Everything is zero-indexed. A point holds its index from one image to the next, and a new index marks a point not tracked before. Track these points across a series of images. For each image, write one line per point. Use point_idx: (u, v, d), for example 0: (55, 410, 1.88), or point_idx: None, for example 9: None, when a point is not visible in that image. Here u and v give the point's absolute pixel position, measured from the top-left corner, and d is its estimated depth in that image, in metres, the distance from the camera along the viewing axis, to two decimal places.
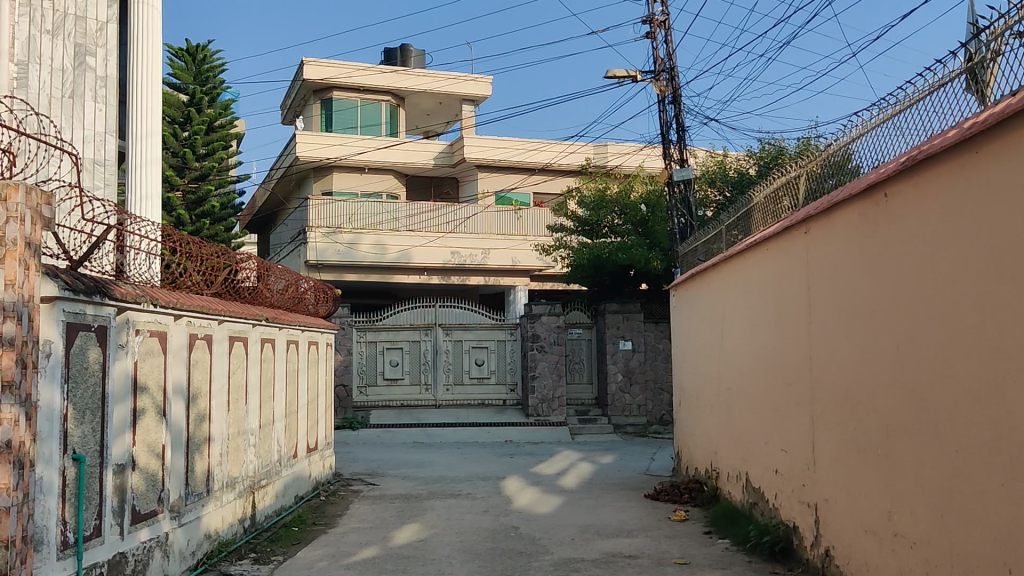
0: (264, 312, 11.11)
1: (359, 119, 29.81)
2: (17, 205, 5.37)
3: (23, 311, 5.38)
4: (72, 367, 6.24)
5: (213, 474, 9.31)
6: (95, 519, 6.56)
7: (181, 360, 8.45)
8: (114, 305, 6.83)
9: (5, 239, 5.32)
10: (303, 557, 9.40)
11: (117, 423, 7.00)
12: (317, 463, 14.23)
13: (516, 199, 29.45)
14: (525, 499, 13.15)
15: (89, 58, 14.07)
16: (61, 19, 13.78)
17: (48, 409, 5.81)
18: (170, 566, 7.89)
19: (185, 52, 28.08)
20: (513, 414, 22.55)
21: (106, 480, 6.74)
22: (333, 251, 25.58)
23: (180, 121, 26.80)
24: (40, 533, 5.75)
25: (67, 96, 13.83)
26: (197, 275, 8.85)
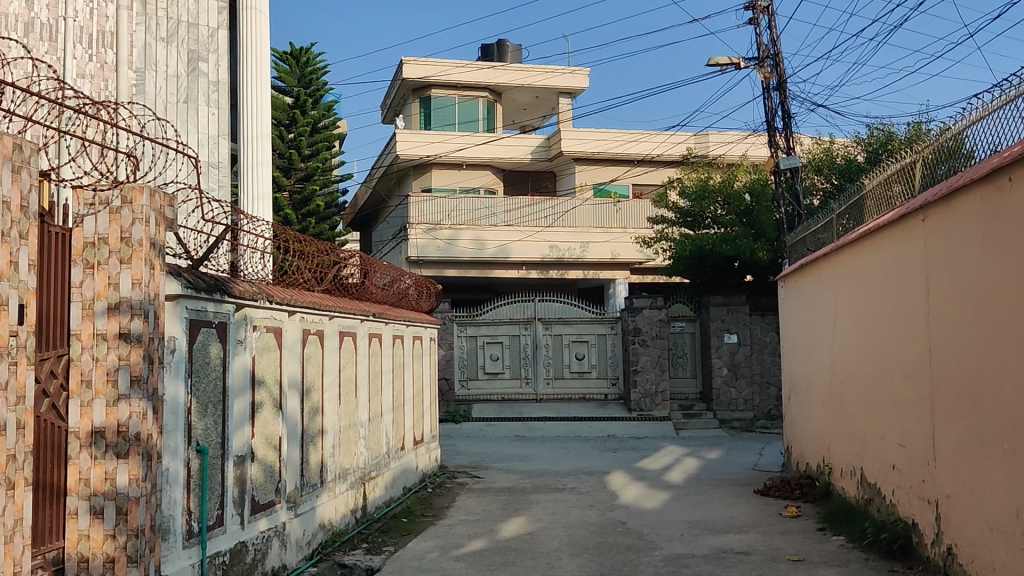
0: (371, 308, 11.31)
1: (457, 115, 30.10)
2: (142, 207, 5.60)
3: (150, 309, 5.60)
4: (195, 362, 6.47)
5: (327, 466, 9.55)
6: (218, 508, 6.80)
7: (295, 354, 8.68)
8: (233, 301, 7.06)
9: (131, 241, 5.56)
10: (414, 548, 9.54)
11: (237, 415, 7.25)
12: (423, 455, 14.43)
13: (615, 190, 29.26)
14: (631, 494, 13.07)
15: (202, 64, 14.51)
16: (175, 26, 14.26)
17: (174, 403, 6.05)
18: (288, 556, 8.13)
19: (289, 55, 28.70)
20: (616, 408, 22.43)
21: (228, 472, 6.98)
22: (433, 247, 25.91)
23: (286, 123, 27.60)
24: (167, 521, 5.98)
25: (182, 101, 14.31)
26: (308, 272, 9.05)
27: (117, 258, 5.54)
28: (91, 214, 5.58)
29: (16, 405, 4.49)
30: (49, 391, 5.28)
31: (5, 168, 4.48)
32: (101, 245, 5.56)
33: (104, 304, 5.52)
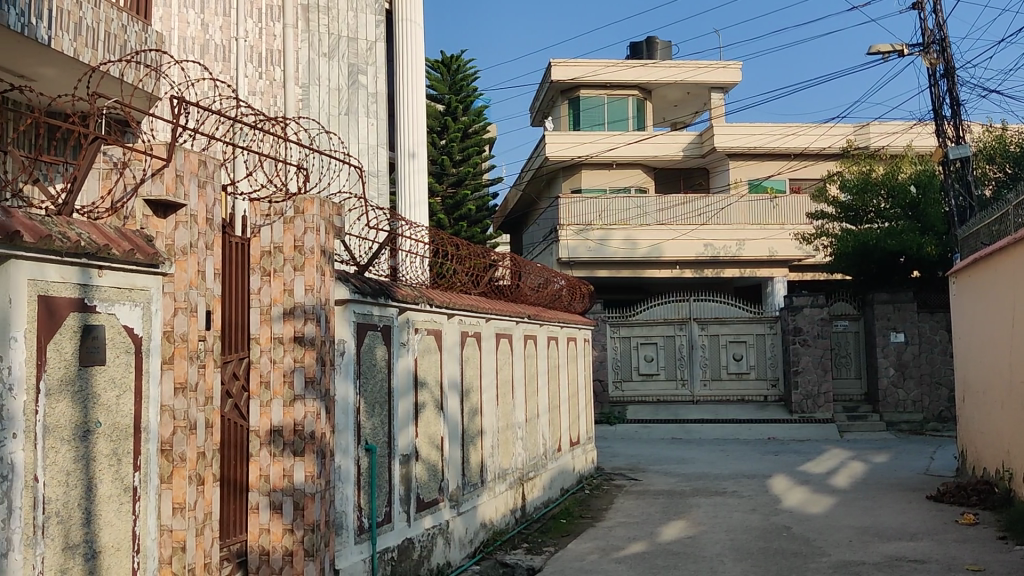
0: (526, 310, 11.46)
1: (607, 115, 30.03)
2: (313, 216, 5.83)
3: (322, 313, 5.83)
4: (363, 364, 6.72)
5: (487, 466, 9.74)
6: (386, 506, 7.03)
7: (454, 356, 8.86)
8: (397, 305, 7.29)
9: (304, 249, 5.80)
10: (575, 549, 9.59)
11: (402, 415, 7.48)
12: (580, 457, 14.46)
13: (771, 186, 28.50)
14: (795, 498, 12.74)
15: (362, 76, 14.95)
16: (336, 41, 14.64)
17: (344, 403, 6.30)
18: (453, 553, 8.34)
19: (440, 64, 29.22)
20: (776, 410, 21.89)
21: (394, 470, 7.21)
22: (584, 248, 25.97)
23: (438, 130, 28.19)
24: (340, 517, 6.23)
25: (344, 113, 14.79)
26: (464, 275, 9.22)
27: (292, 265, 5.81)
28: (268, 224, 5.88)
29: (204, 405, 4.79)
30: (231, 392, 5.61)
31: (191, 182, 4.77)
32: (277, 253, 5.85)
33: (280, 309, 5.82)
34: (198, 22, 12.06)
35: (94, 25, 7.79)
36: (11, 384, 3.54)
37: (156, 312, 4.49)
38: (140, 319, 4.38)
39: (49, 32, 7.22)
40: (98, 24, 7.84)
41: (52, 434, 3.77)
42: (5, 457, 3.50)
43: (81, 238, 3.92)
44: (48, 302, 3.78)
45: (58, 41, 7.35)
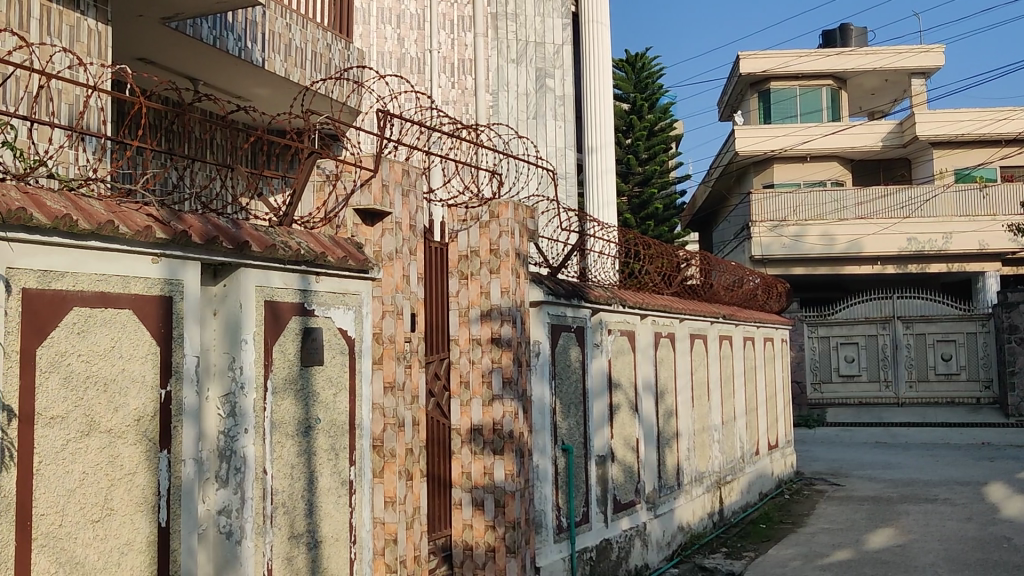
0: (721, 310, 11.27)
1: (800, 107, 28.94)
2: (508, 220, 5.91)
3: (518, 315, 5.92)
4: (559, 364, 6.82)
5: (683, 469, 9.65)
6: (584, 506, 7.10)
7: (648, 357, 8.82)
8: (590, 306, 7.34)
9: (499, 252, 5.91)
10: (776, 555, 9.34)
11: (598, 416, 7.52)
12: (779, 461, 14.04)
13: (980, 175, 26.79)
14: (1015, 507, 11.91)
15: (549, 79, 14.00)
16: (524, 46, 13.83)
17: (541, 404, 6.40)
18: (650, 555, 8.30)
19: (625, 62, 28.97)
20: (990, 413, 20.66)
21: (591, 470, 7.26)
22: (778, 244, 25.26)
23: (623, 129, 28.12)
24: (539, 515, 6.35)
25: (531, 117, 13.92)
26: (656, 275, 9.13)
27: (488, 268, 5.94)
28: (464, 229, 6.04)
29: (411, 403, 4.97)
30: (433, 391, 5.81)
31: (396, 192, 4.96)
32: (473, 256, 6.00)
33: (478, 311, 5.97)
34: (395, 37, 11.86)
35: (302, 45, 8.19)
36: (243, 382, 3.81)
37: (366, 314, 4.72)
38: (353, 322, 4.62)
39: (263, 54, 7.68)
40: (305, 45, 8.23)
41: (279, 430, 4.04)
42: (239, 451, 3.78)
43: (301, 247, 4.18)
44: (273, 307, 4.05)
45: (271, 62, 7.79)
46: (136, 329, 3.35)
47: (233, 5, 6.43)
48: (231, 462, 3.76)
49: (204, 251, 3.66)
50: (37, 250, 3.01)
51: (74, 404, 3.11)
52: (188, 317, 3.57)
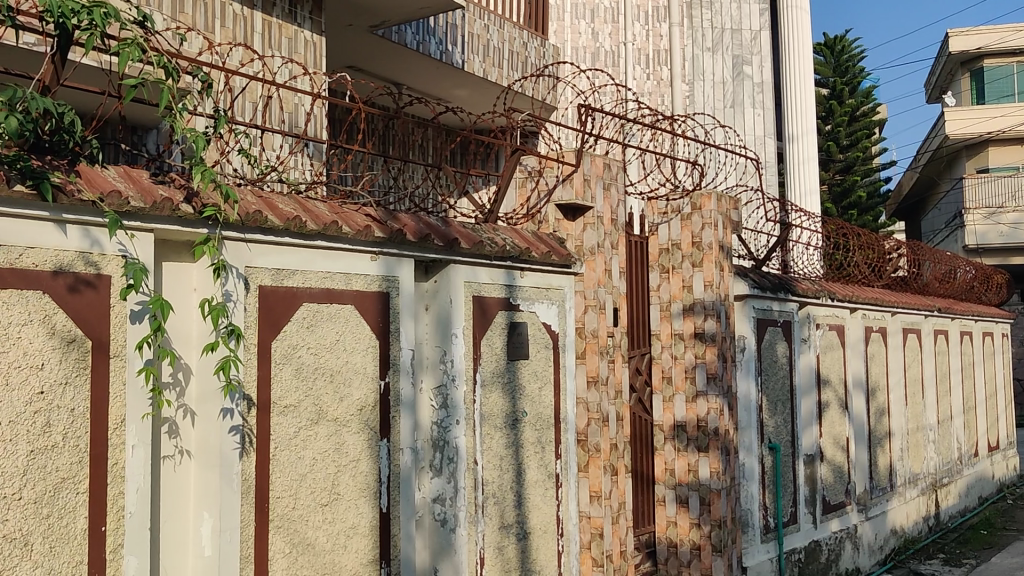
0: (936, 303, 10.66)
1: (1017, 85, 26.61)
2: (711, 212, 5.79)
3: (723, 310, 5.79)
4: (764, 361, 6.64)
5: (896, 470, 9.19)
6: (792, 506, 6.88)
7: (859, 353, 8.44)
8: (797, 300, 7.11)
9: (702, 244, 5.81)
10: (1000, 563, 8.74)
11: (806, 414, 7.28)
12: (1000, 464, 13.15)
13: None
14: None
15: (747, 66, 12.08)
16: (720, 34, 11.95)
17: (747, 400, 6.26)
18: (862, 559, 7.95)
19: (823, 47, 28.03)
20: None
21: (799, 470, 7.03)
22: (996, 233, 23.66)
23: (823, 116, 27.07)
24: (746, 515, 6.23)
25: (729, 106, 12.02)
26: (865, 266, 8.72)
27: (691, 262, 5.85)
28: (665, 222, 5.98)
29: (615, 398, 4.96)
30: (635, 386, 5.79)
31: (597, 185, 4.96)
32: (675, 250, 5.93)
33: (680, 306, 5.90)
34: (590, 31, 11.00)
35: (499, 45, 8.33)
36: (454, 375, 3.91)
37: (570, 309, 4.75)
38: (557, 316, 4.66)
39: (463, 56, 7.87)
40: (503, 44, 8.38)
41: (488, 422, 4.13)
42: (452, 441, 3.89)
43: (506, 242, 4.25)
44: (481, 302, 4.14)
45: (471, 63, 7.97)
46: (358, 324, 3.52)
47: (436, 9, 6.58)
48: (445, 452, 3.88)
49: (417, 249, 3.79)
50: (271, 250, 3.20)
51: (305, 394, 3.30)
52: (403, 312, 3.71)
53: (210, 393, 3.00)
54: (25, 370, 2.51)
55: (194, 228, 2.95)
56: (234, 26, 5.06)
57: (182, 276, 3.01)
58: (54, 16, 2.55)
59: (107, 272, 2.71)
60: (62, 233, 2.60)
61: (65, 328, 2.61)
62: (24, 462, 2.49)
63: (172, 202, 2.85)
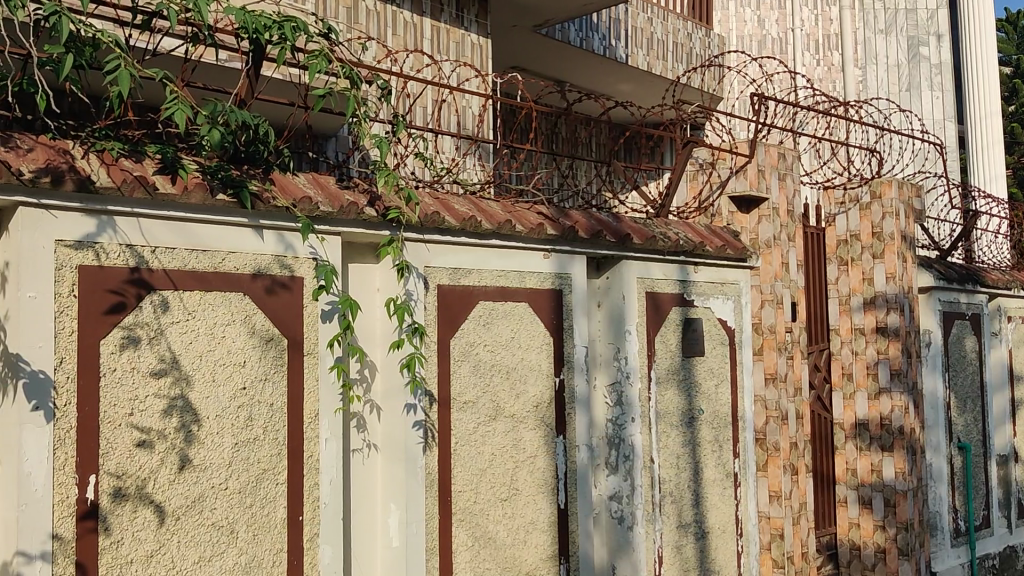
0: None
1: None
2: (891, 200, 5.56)
3: (906, 303, 5.56)
4: (952, 356, 6.31)
5: None
6: (984, 509, 6.52)
7: None
8: (987, 292, 6.72)
9: (883, 235, 5.58)
10: None
11: (998, 412, 6.87)
12: None
13: None
14: None
15: (924, 47, 11.34)
16: (894, 14, 11.24)
17: (933, 397, 5.97)
18: None
19: (1004, 23, 26.39)
20: None
21: (992, 471, 6.64)
22: None
23: (1006, 96, 25.50)
24: (934, 517, 5.95)
25: (905, 89, 11.34)
26: None
27: (870, 253, 5.62)
28: (842, 212, 5.74)
29: (794, 396, 4.82)
30: (814, 383, 5.60)
31: (773, 176, 4.83)
32: (853, 241, 5.69)
33: (860, 299, 5.65)
34: (755, 19, 10.40)
35: (664, 37, 8.20)
36: (629, 372, 3.90)
37: (746, 304, 4.64)
38: (733, 311, 4.56)
39: (627, 50, 7.79)
40: (667, 36, 8.25)
41: (664, 419, 4.09)
42: (627, 439, 3.88)
43: (679, 237, 4.18)
44: (654, 298, 4.10)
45: (635, 57, 7.88)
46: (533, 321, 3.55)
47: (599, 6, 6.53)
48: (620, 450, 3.88)
49: (590, 245, 3.77)
50: (449, 250, 3.28)
51: (483, 390, 3.36)
52: (578, 309, 3.72)
53: (395, 389, 3.10)
54: (229, 368, 2.66)
55: (379, 230, 3.05)
56: (404, 33, 5.18)
57: (367, 277, 3.13)
58: (249, 33, 2.69)
59: (299, 273, 2.84)
60: (259, 238, 2.75)
61: (264, 327, 2.75)
62: (229, 454, 2.65)
63: (357, 206, 2.95)
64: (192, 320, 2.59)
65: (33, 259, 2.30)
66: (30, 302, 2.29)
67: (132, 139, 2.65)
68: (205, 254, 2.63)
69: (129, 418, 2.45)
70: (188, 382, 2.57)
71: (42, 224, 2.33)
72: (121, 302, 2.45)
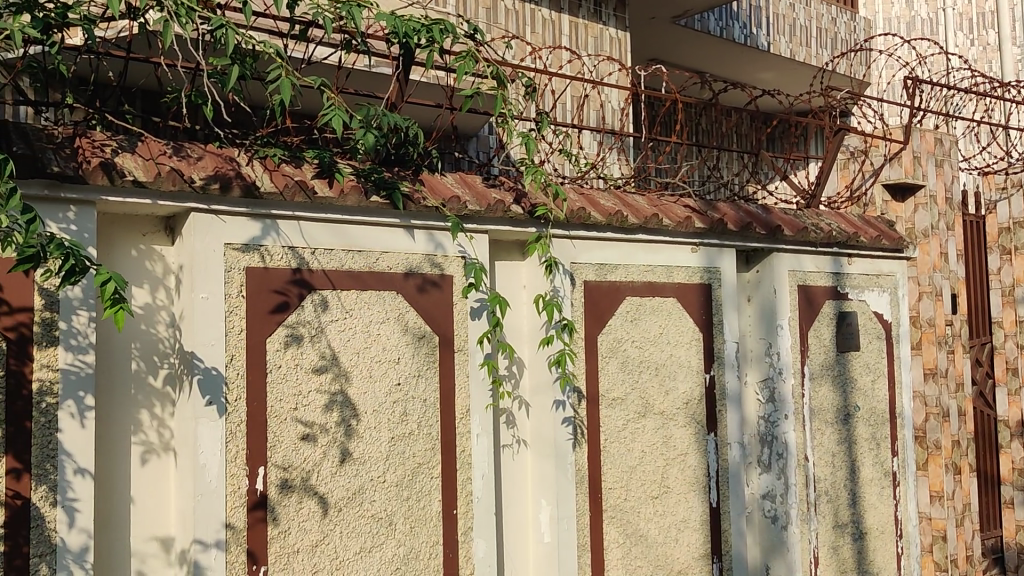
0: None
1: None
2: None
3: None
4: None
5: None
6: None
7: None
8: None
9: None
10: None
11: None
12: None
13: None
14: None
15: None
16: None
17: None
18: None
19: None
20: None
21: None
22: None
23: None
24: None
25: None
26: None
27: None
28: (1004, 198, 5.43)
29: (955, 392, 4.61)
30: (976, 378, 5.34)
31: (929, 162, 4.62)
32: (1017, 229, 5.38)
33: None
34: None
35: (807, 23, 7.96)
36: (781, 368, 3.81)
37: (903, 296, 4.47)
38: (889, 304, 4.40)
39: (768, 38, 7.59)
40: (810, 22, 7.99)
41: (818, 417, 3.98)
42: (780, 437, 3.81)
43: (832, 229, 4.06)
44: (806, 291, 3.98)
45: (777, 45, 7.68)
46: (681, 317, 3.50)
47: None
48: (773, 447, 3.81)
49: (739, 238, 3.70)
50: (596, 246, 3.28)
51: (632, 387, 3.35)
52: (727, 304, 3.65)
53: (544, 385, 3.11)
54: (385, 365, 2.74)
55: (526, 228, 3.07)
56: (542, 30, 5.17)
57: (514, 274, 3.16)
58: (399, 37, 2.76)
59: (450, 272, 2.89)
60: (411, 238, 2.82)
61: (417, 325, 2.81)
62: (386, 448, 2.72)
63: (505, 203, 2.97)
64: (349, 318, 2.67)
65: (204, 261, 2.42)
66: (202, 302, 2.41)
67: (291, 144, 2.74)
68: (360, 255, 2.71)
69: (294, 413, 2.55)
70: (347, 378, 2.65)
71: (212, 229, 2.45)
72: (284, 301, 2.55)
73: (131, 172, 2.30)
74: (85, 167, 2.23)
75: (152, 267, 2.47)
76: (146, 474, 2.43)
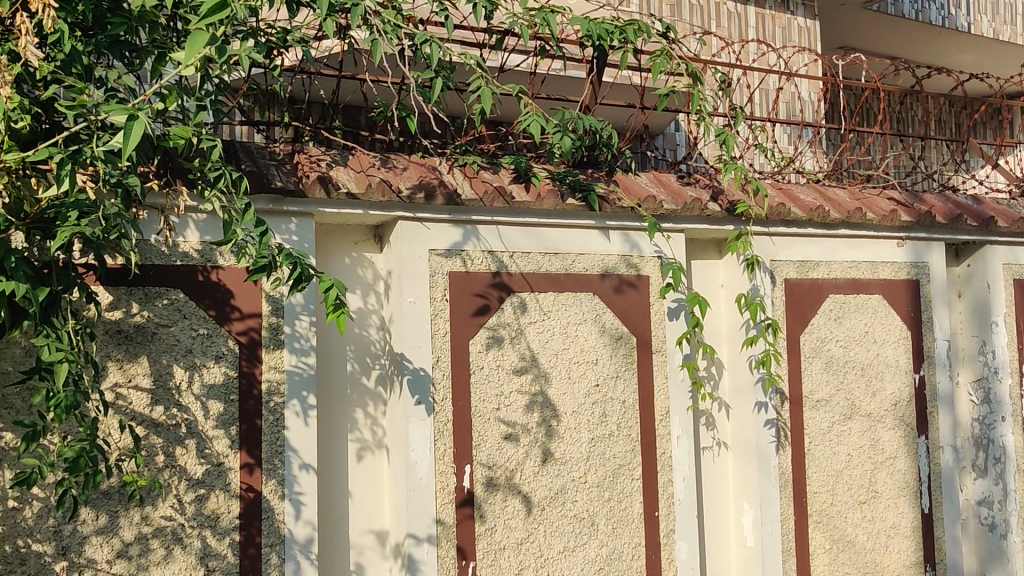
0: None
1: None
2: None
3: None
4: None
5: None
6: None
7: None
8: None
9: None
10: None
11: None
12: None
13: None
14: None
15: None
16: None
17: None
18: None
19: None
20: None
21: None
22: None
23: None
24: None
25: None
26: None
27: None
28: None
29: None
30: None
31: None
32: None
33: None
34: None
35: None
36: (997, 367, 3.61)
37: None
38: None
39: (969, 18, 6.65)
40: None
41: None
42: (997, 440, 3.61)
43: None
44: None
45: (979, 25, 6.73)
46: (888, 315, 3.37)
47: None
48: (989, 451, 3.62)
49: (949, 230, 3.50)
50: (796, 242, 3.19)
51: (837, 387, 3.24)
52: (937, 301, 3.48)
53: (744, 386, 3.06)
54: (585, 366, 2.77)
55: (723, 226, 3.03)
56: (729, 23, 5.06)
57: (711, 273, 3.14)
58: (593, 40, 2.77)
59: (646, 272, 2.89)
60: (607, 239, 2.83)
61: (614, 326, 2.82)
62: (587, 448, 2.75)
63: (701, 201, 2.93)
64: (548, 319, 2.72)
65: (411, 267, 2.52)
66: (410, 306, 2.51)
67: (489, 151, 2.81)
68: (557, 257, 2.75)
69: (497, 413, 2.62)
70: (547, 379, 2.70)
71: (418, 236, 2.55)
72: (485, 304, 2.63)
73: (345, 185, 2.41)
74: (305, 181, 2.36)
75: (363, 273, 2.59)
76: (362, 470, 2.56)
